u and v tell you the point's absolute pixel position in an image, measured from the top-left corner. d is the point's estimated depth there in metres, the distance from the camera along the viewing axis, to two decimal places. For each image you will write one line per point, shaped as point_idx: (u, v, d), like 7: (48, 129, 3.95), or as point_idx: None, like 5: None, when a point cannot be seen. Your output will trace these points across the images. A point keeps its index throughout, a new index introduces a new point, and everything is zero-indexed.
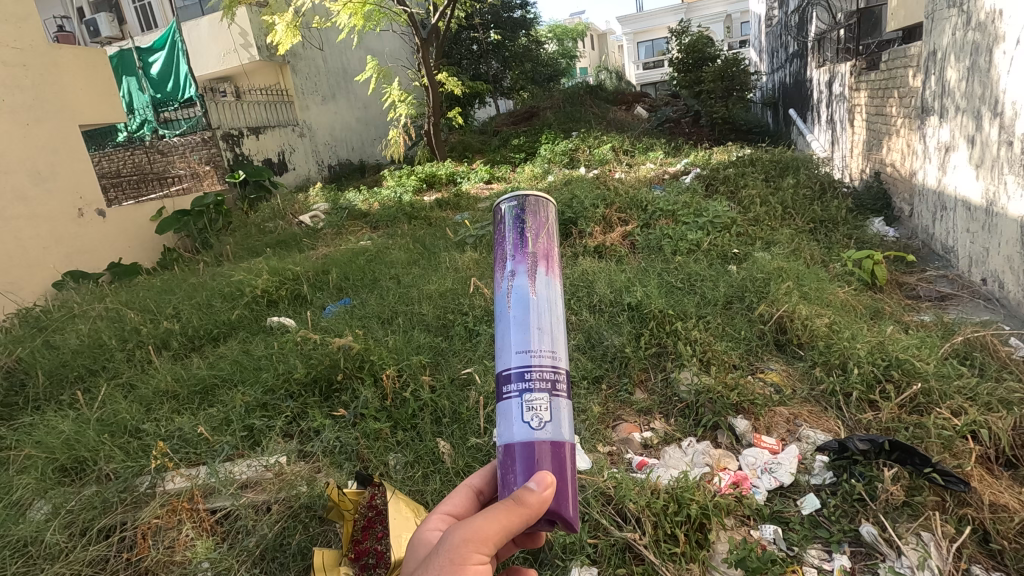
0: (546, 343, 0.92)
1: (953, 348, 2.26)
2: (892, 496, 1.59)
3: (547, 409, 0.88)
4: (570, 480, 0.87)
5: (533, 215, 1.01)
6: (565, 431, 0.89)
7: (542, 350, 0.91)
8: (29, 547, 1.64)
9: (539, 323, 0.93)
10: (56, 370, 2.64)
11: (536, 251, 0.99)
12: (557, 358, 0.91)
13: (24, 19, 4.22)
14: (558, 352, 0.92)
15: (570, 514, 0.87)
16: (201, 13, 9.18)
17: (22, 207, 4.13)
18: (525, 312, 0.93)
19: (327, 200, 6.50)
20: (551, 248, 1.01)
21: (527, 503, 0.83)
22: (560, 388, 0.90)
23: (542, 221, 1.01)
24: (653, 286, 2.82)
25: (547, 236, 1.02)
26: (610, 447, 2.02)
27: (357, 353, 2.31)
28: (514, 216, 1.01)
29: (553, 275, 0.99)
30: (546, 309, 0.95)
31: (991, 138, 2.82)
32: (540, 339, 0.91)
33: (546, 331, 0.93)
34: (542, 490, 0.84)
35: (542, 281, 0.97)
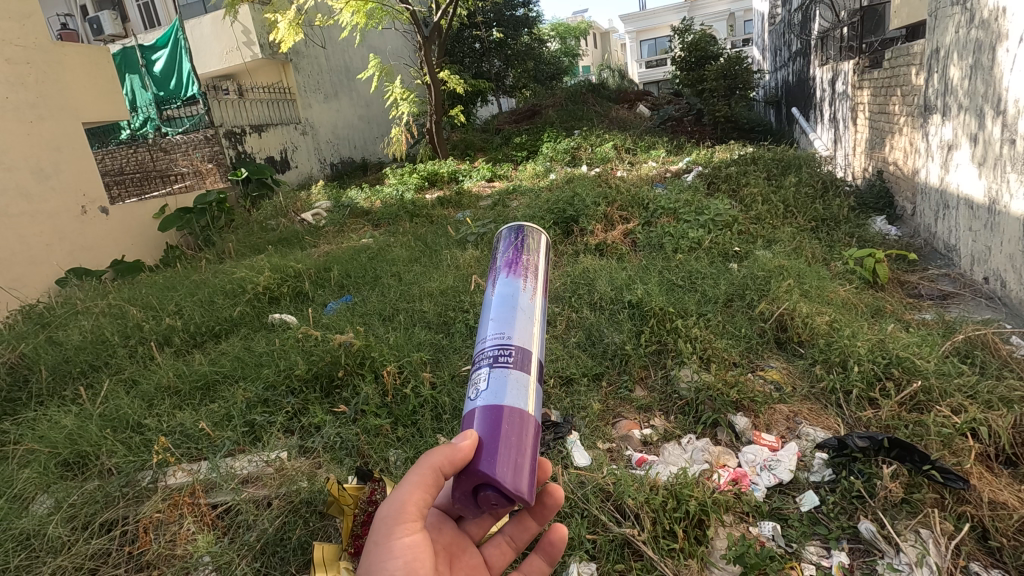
0: (501, 328, 1.02)
1: (954, 346, 2.26)
2: (892, 493, 1.59)
3: (485, 377, 0.97)
4: (498, 438, 0.89)
5: (513, 233, 1.18)
6: (505, 399, 0.93)
7: (495, 332, 1.02)
8: (32, 540, 1.65)
9: (494, 314, 1.05)
10: (58, 366, 2.66)
11: (503, 262, 1.14)
12: (505, 338, 1.00)
13: (28, 16, 4.23)
14: (505, 332, 1.01)
15: (494, 471, 0.87)
16: (204, 11, 9.20)
17: (25, 204, 4.15)
18: (489, 306, 1.07)
19: (329, 198, 6.51)
20: (529, 259, 1.15)
21: (439, 456, 0.90)
22: (502, 361, 0.97)
23: (515, 236, 1.17)
24: (654, 284, 2.83)
25: (526, 249, 1.16)
26: (610, 444, 2.03)
27: (358, 350, 2.32)
28: (501, 240, 1.20)
29: (517, 276, 1.11)
30: (509, 301, 1.06)
31: (993, 136, 2.81)
32: (496, 325, 1.03)
33: (497, 318, 1.03)
34: (457, 443, 0.90)
35: (504, 281, 1.10)
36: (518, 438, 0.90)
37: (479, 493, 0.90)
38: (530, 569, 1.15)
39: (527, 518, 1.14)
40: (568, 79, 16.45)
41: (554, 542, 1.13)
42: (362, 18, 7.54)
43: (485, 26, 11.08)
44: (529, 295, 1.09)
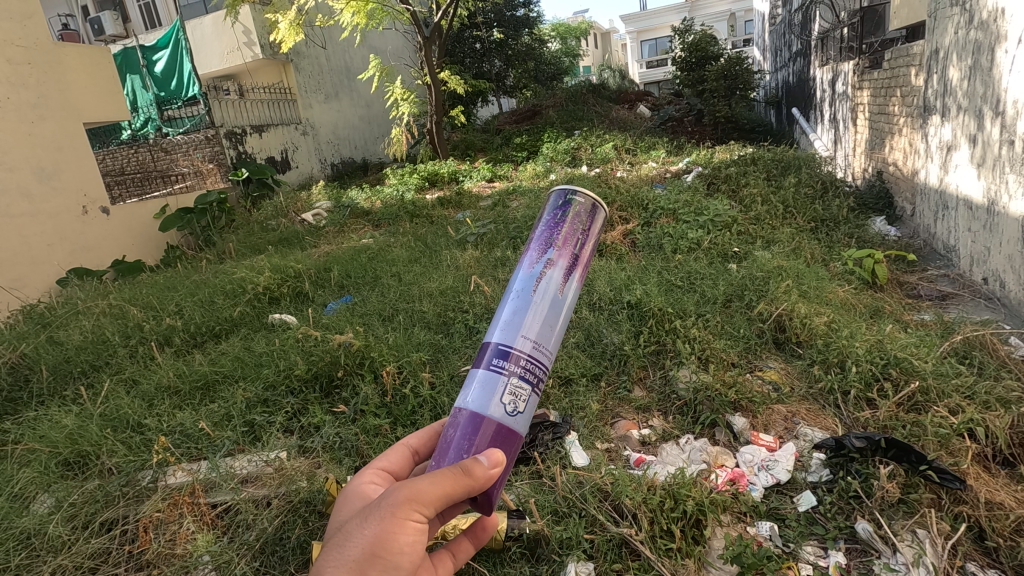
0: (546, 338, 0.95)
1: (952, 347, 2.27)
2: (888, 494, 1.60)
3: (524, 400, 0.92)
4: (508, 467, 0.92)
5: (595, 218, 1.03)
6: (525, 427, 0.93)
7: (539, 339, 0.94)
8: (33, 539, 1.66)
9: (550, 321, 0.95)
10: (59, 366, 2.67)
11: (578, 254, 1.01)
12: (547, 356, 0.95)
13: (30, 16, 4.25)
14: (550, 351, 0.96)
15: (498, 496, 0.91)
16: (205, 11, 9.22)
17: (27, 204, 4.16)
18: (540, 300, 0.95)
19: (329, 198, 6.51)
20: (588, 250, 1.02)
21: (478, 480, 0.86)
22: (538, 385, 0.95)
23: (597, 227, 1.03)
24: (653, 284, 2.84)
25: (587, 234, 1.02)
26: (608, 444, 2.04)
27: (357, 351, 2.33)
28: (581, 211, 1.01)
29: (578, 280, 1.02)
30: (558, 308, 0.97)
31: (992, 137, 2.82)
32: (541, 331, 0.94)
33: (552, 328, 0.96)
34: (491, 466, 0.87)
35: (571, 282, 1.00)
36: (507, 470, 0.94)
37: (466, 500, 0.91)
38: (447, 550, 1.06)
39: None
40: (569, 79, 16.45)
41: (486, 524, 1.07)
42: (362, 18, 7.54)
43: (485, 27, 11.09)
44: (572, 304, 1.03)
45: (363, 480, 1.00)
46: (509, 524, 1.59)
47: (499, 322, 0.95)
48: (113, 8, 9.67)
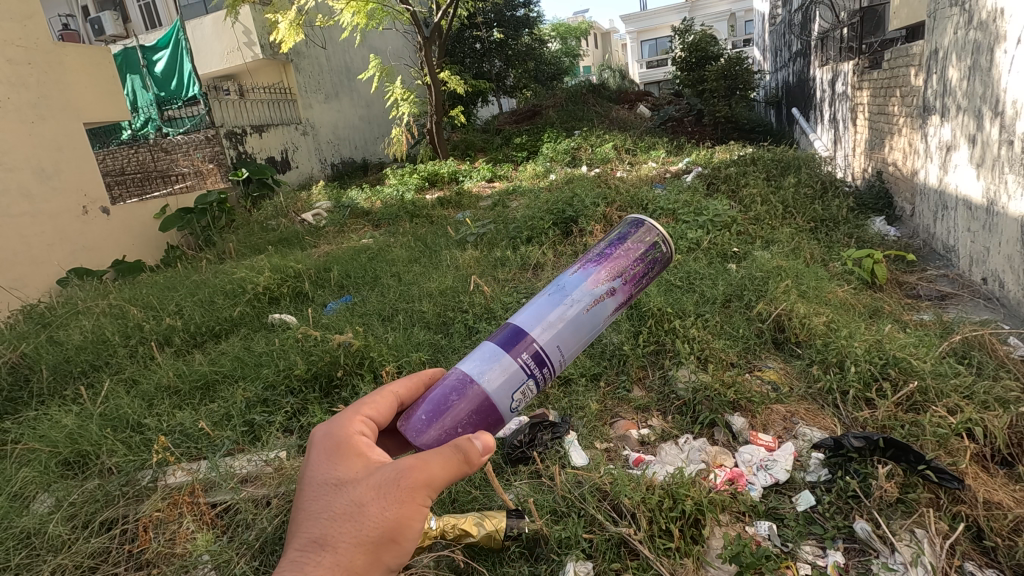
0: (571, 350, 0.96)
1: (951, 347, 2.27)
2: (887, 493, 1.60)
3: (526, 398, 0.92)
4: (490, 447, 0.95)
5: (660, 268, 1.05)
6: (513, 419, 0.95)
7: (566, 349, 0.94)
8: (33, 539, 1.66)
9: (583, 337, 0.96)
10: (60, 366, 2.67)
11: (633, 292, 1.02)
12: (563, 367, 0.96)
13: (31, 17, 4.25)
14: (567, 362, 0.97)
15: None
16: (205, 11, 9.22)
17: (27, 204, 4.17)
18: (586, 315, 0.95)
19: (329, 198, 6.51)
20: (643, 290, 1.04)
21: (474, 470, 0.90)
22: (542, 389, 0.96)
23: (656, 276, 1.05)
24: (652, 285, 2.84)
25: (650, 276, 1.04)
26: (608, 444, 2.04)
27: (357, 350, 2.34)
28: (654, 256, 1.03)
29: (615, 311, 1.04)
30: (594, 330, 0.97)
31: (991, 137, 2.82)
32: (572, 344, 0.95)
33: (580, 345, 0.97)
34: (485, 448, 0.88)
35: (613, 312, 1.01)
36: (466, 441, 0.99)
37: None
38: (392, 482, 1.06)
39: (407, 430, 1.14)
40: (569, 79, 16.47)
41: None
42: (362, 18, 7.54)
43: (485, 27, 11.10)
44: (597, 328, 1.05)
45: (352, 430, 0.97)
46: (508, 523, 1.59)
47: (542, 318, 0.93)
48: (114, 8, 9.67)
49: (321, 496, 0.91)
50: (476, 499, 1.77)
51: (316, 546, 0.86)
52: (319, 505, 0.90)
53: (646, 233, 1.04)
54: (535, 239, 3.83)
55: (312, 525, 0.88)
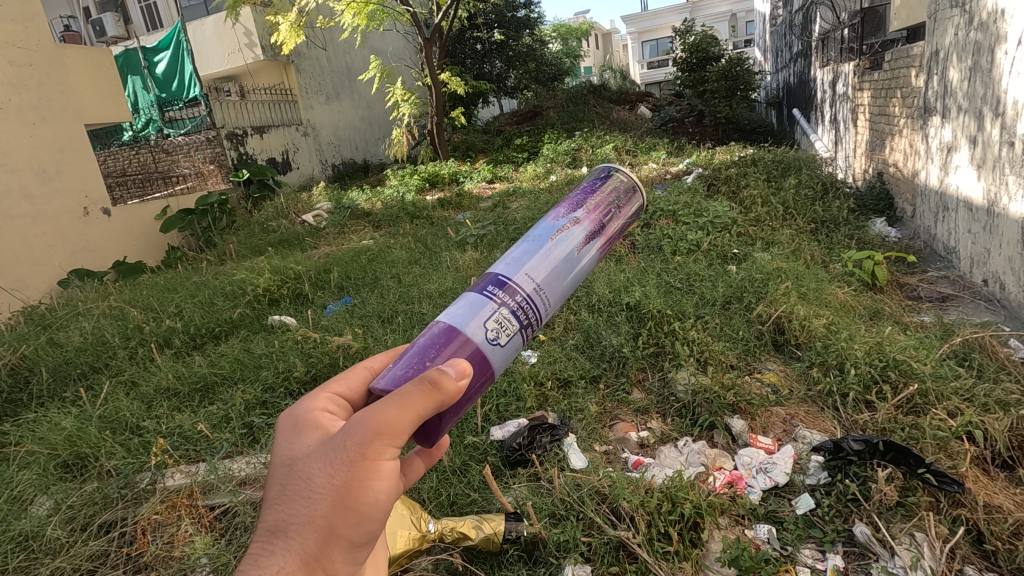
0: (549, 283, 0.94)
1: (951, 349, 2.26)
2: (886, 496, 1.59)
3: (508, 337, 0.89)
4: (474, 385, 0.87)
5: (621, 199, 1.09)
6: (500, 365, 0.90)
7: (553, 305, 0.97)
8: (30, 542, 1.66)
9: (557, 268, 0.96)
10: (59, 367, 2.67)
11: (604, 224, 1.05)
12: (541, 298, 0.93)
13: (32, 19, 4.26)
14: (549, 301, 0.95)
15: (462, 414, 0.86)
16: (207, 13, 9.23)
17: (27, 206, 4.17)
18: (574, 266, 0.99)
19: (330, 199, 6.47)
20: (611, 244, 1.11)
21: (448, 386, 0.80)
22: (528, 327, 0.92)
23: (624, 207, 1.09)
24: (652, 287, 2.85)
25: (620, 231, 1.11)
26: (607, 446, 2.03)
27: (357, 353, 2.36)
28: (614, 193, 1.08)
29: (598, 250, 1.04)
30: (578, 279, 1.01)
31: (992, 138, 2.81)
32: (555, 295, 0.96)
33: (555, 278, 0.96)
34: (456, 376, 0.81)
35: (588, 247, 1.02)
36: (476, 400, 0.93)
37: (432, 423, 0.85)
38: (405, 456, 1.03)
39: None
40: (569, 80, 16.54)
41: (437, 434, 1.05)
42: (363, 19, 7.54)
43: (486, 28, 11.11)
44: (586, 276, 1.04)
45: (318, 403, 0.88)
46: (506, 526, 1.59)
47: (512, 254, 0.97)
48: (116, 10, 9.66)
49: (280, 475, 0.81)
50: (474, 502, 1.77)
51: (265, 536, 0.76)
52: (275, 488, 0.80)
53: (604, 179, 1.11)
54: None
55: (266, 513, 0.78)
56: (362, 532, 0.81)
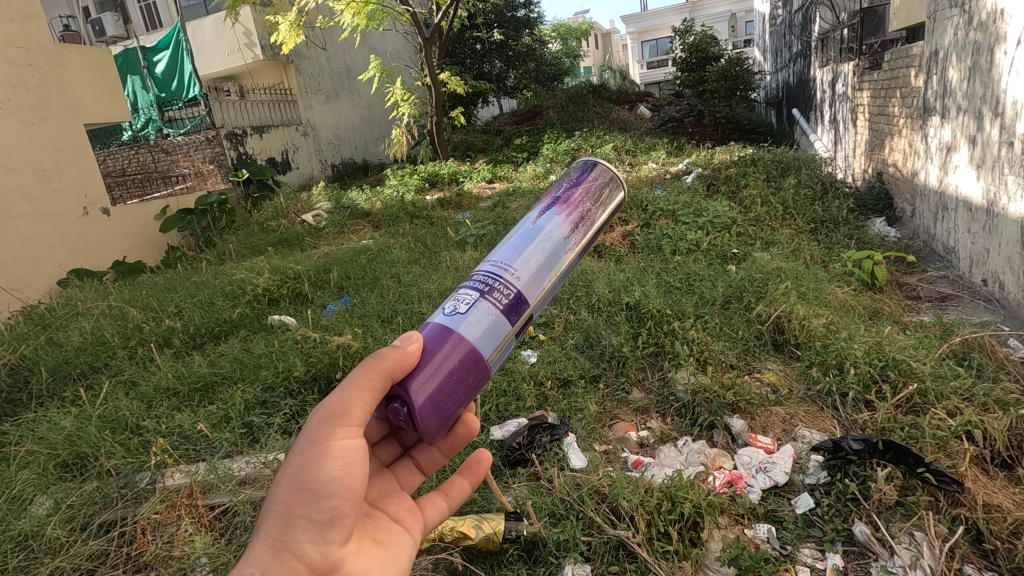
0: (511, 256, 0.98)
1: (951, 349, 2.26)
2: (886, 496, 1.59)
3: (469, 306, 0.92)
4: (439, 357, 0.88)
5: (580, 175, 1.14)
6: (473, 333, 0.90)
7: (529, 276, 0.97)
8: (30, 541, 1.66)
9: (517, 243, 1.00)
10: (59, 367, 2.67)
11: (562, 197, 1.09)
12: (505, 268, 0.96)
13: (31, 18, 4.26)
14: (516, 269, 0.96)
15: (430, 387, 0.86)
16: (206, 13, 9.23)
17: (27, 206, 4.17)
18: (538, 237, 1.02)
19: (330, 199, 6.47)
20: (596, 220, 1.11)
21: (387, 356, 0.87)
22: (495, 294, 0.92)
23: (586, 178, 1.13)
24: (652, 286, 2.85)
25: (599, 206, 1.12)
26: (607, 445, 2.03)
27: (356, 352, 2.36)
28: (571, 176, 1.15)
29: (564, 217, 1.06)
30: (553, 245, 1.02)
31: (991, 138, 2.81)
32: (525, 265, 0.97)
33: (517, 249, 0.99)
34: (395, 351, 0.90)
35: (548, 217, 1.05)
36: (472, 388, 0.91)
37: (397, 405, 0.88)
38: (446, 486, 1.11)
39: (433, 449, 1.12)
40: (569, 80, 16.54)
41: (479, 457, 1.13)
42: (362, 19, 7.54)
43: (486, 28, 11.10)
44: (566, 245, 1.04)
45: None
46: (506, 526, 1.59)
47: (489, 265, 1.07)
48: (115, 10, 9.65)
49: None
50: (474, 501, 1.77)
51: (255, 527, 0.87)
52: None
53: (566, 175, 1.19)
54: None
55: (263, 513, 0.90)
56: (325, 513, 0.86)
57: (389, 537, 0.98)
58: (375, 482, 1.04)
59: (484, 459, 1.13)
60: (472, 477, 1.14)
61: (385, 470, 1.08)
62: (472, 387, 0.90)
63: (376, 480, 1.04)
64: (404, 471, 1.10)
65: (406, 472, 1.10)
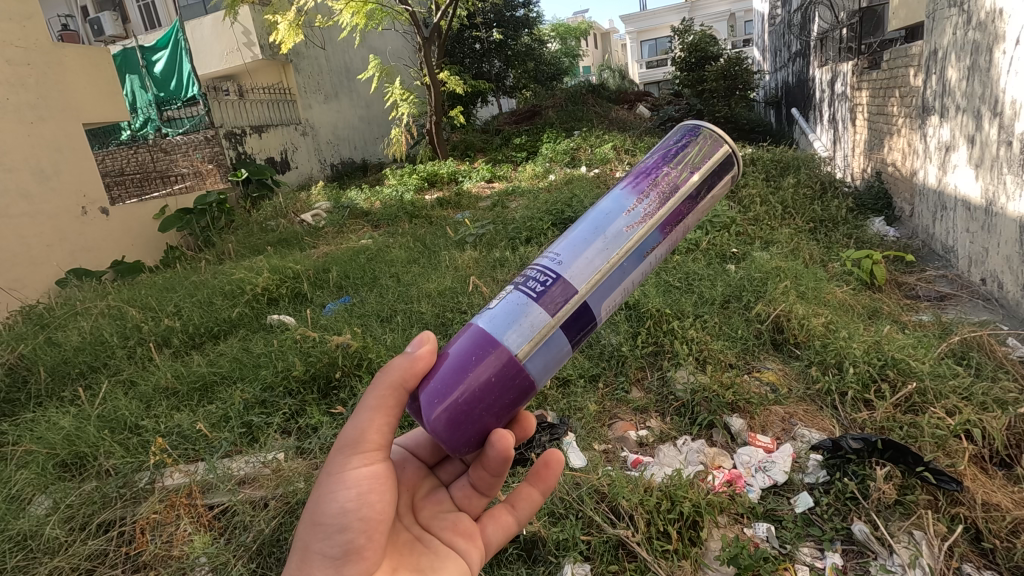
0: (560, 242, 0.95)
1: (949, 348, 2.27)
2: (885, 495, 1.60)
3: (500, 301, 0.91)
4: (464, 359, 0.86)
5: (667, 146, 1.03)
6: (500, 328, 0.86)
7: (577, 261, 0.90)
8: (29, 541, 1.65)
9: (573, 229, 0.97)
10: (58, 367, 2.67)
11: (636, 172, 1.01)
12: (552, 255, 0.92)
13: (30, 17, 4.26)
14: (561, 255, 0.91)
15: (454, 389, 0.85)
16: (205, 12, 9.23)
17: (25, 205, 4.16)
18: (598, 219, 0.95)
19: (329, 199, 6.45)
20: (682, 183, 0.97)
21: (397, 367, 0.92)
22: (531, 282, 0.89)
23: (672, 146, 1.02)
24: (651, 286, 2.84)
25: (684, 166, 0.98)
26: (606, 445, 2.03)
27: (355, 352, 2.34)
28: (660, 148, 1.05)
29: (633, 192, 0.96)
30: (610, 223, 0.93)
31: (990, 138, 2.81)
32: (572, 249, 0.92)
33: (569, 235, 0.95)
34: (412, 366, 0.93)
35: (614, 197, 0.98)
36: (507, 393, 0.86)
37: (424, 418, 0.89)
38: (519, 498, 1.10)
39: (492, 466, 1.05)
40: (569, 79, 16.55)
41: (549, 464, 1.09)
42: (362, 19, 7.53)
43: (485, 27, 11.10)
44: (629, 221, 0.94)
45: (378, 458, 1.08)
46: None
47: None
48: (114, 10, 9.67)
49: None
50: None
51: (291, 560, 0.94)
52: None
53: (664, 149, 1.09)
54: (534, 241, 3.83)
55: None
56: (338, 548, 0.89)
57: (435, 565, 0.98)
58: (428, 504, 1.05)
59: (552, 463, 1.09)
60: (540, 486, 1.10)
61: (444, 489, 1.08)
62: (503, 389, 0.86)
63: (430, 501, 1.05)
64: (463, 489, 1.08)
65: (465, 492, 1.08)
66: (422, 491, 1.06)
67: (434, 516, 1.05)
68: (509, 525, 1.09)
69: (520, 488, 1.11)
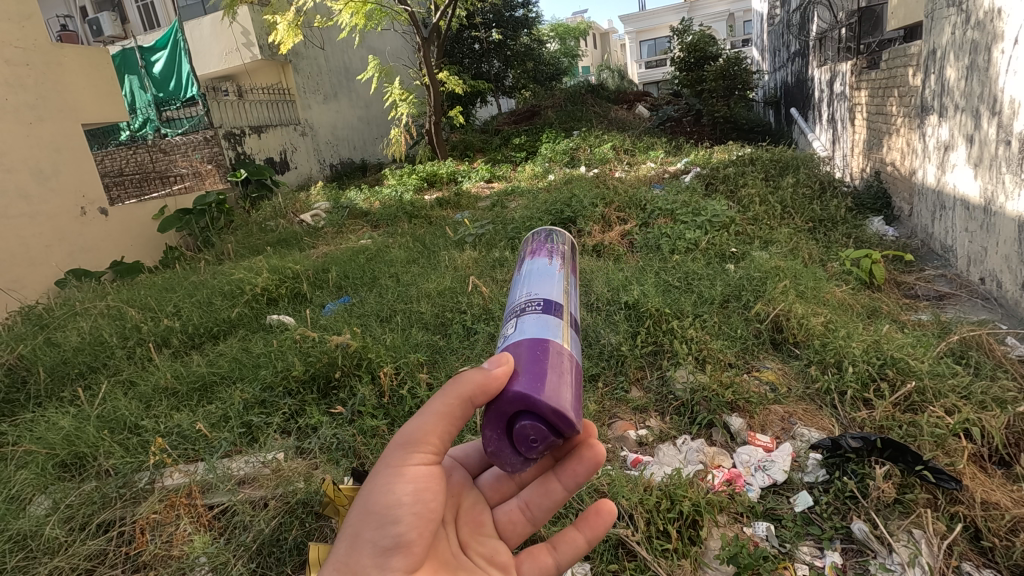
0: (523, 294, 1.10)
1: (949, 347, 2.27)
2: (884, 494, 1.60)
3: (516, 327, 1.01)
4: (532, 354, 0.92)
5: (536, 235, 1.32)
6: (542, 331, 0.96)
7: (548, 293, 1.08)
8: (29, 541, 1.65)
9: (519, 289, 1.13)
10: (57, 367, 2.67)
11: (527, 252, 1.26)
12: (524, 298, 1.08)
13: (28, 18, 4.25)
14: (532, 295, 1.08)
15: (546, 373, 0.89)
16: (205, 13, 9.24)
17: (24, 206, 4.16)
18: (534, 275, 1.15)
19: (328, 199, 6.44)
20: (561, 249, 1.27)
21: (470, 380, 0.88)
22: (530, 311, 1.03)
23: (537, 235, 1.31)
24: (651, 285, 2.84)
25: (555, 240, 1.29)
26: (606, 444, 2.03)
27: (355, 352, 2.34)
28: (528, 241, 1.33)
29: (540, 257, 1.21)
30: (546, 271, 1.15)
31: (989, 137, 2.82)
32: (537, 290, 1.09)
33: (524, 290, 1.11)
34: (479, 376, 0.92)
35: (531, 263, 1.20)
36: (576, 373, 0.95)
37: (519, 415, 0.88)
38: (561, 539, 1.09)
39: (551, 482, 1.09)
40: (568, 79, 16.54)
41: (600, 514, 1.08)
42: (361, 19, 7.52)
43: (484, 28, 11.09)
44: (556, 268, 1.18)
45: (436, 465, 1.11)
46: None
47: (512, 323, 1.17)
48: (113, 10, 9.68)
49: None
50: None
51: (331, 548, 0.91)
52: None
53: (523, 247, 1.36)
54: None
55: None
56: (389, 539, 0.87)
57: None
58: (473, 520, 1.06)
59: (604, 513, 1.08)
60: (587, 532, 1.09)
61: (488, 510, 1.09)
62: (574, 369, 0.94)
63: (473, 516, 1.06)
64: (508, 513, 1.10)
65: (509, 515, 1.10)
66: (465, 503, 1.07)
67: (473, 535, 1.04)
68: (548, 566, 1.08)
69: (565, 531, 1.10)
